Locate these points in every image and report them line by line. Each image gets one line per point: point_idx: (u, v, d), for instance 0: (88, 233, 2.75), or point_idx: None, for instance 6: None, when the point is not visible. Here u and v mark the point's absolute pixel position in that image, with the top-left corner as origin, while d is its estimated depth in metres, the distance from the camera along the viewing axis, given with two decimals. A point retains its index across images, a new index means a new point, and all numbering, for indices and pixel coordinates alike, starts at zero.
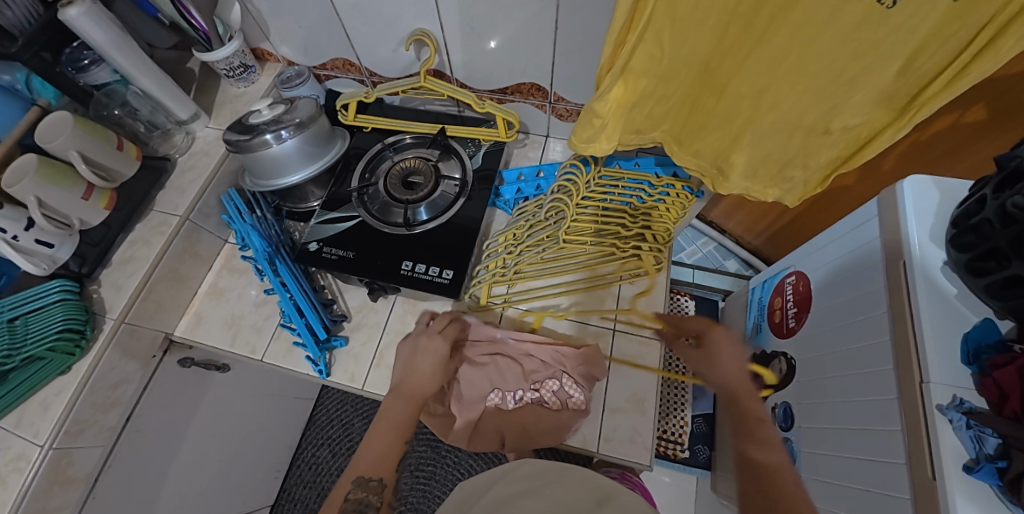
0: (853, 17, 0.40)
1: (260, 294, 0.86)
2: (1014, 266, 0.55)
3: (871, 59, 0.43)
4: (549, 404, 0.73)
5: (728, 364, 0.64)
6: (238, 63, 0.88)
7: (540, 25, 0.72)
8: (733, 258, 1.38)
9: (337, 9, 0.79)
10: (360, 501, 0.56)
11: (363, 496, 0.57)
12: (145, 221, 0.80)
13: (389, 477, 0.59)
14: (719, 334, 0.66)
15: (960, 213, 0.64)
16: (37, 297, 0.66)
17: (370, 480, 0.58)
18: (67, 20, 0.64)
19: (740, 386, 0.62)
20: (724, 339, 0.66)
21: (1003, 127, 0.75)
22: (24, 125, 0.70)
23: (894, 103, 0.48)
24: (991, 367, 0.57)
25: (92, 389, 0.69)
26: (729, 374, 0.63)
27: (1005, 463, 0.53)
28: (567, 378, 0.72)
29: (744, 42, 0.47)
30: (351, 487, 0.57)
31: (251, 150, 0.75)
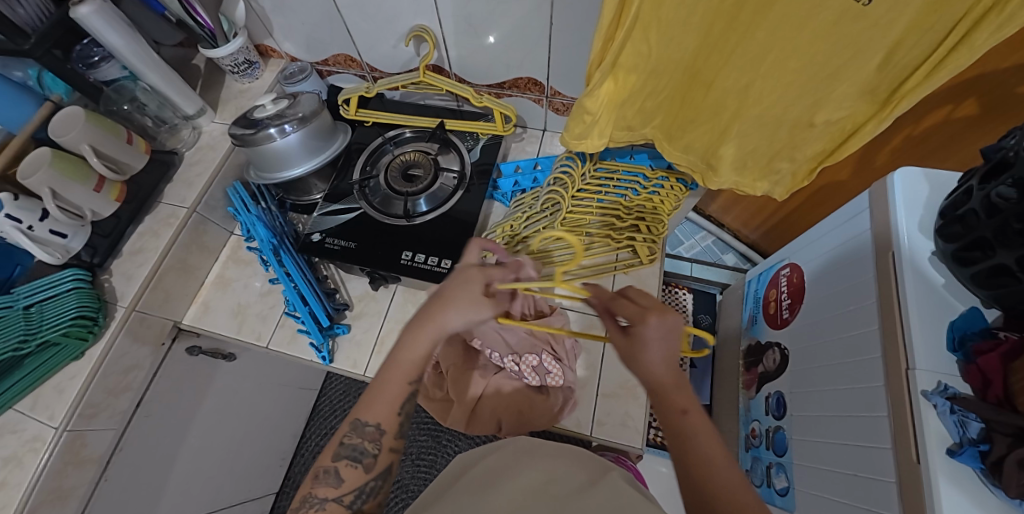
0: (831, 12, 0.42)
1: (265, 284, 0.88)
2: (998, 255, 0.56)
3: (852, 53, 0.45)
4: (528, 379, 0.76)
5: (655, 360, 0.48)
6: (243, 59, 0.90)
7: (535, 20, 0.73)
8: (731, 252, 1.40)
9: (338, 6, 0.81)
10: (354, 446, 0.52)
11: (358, 442, 0.52)
12: (154, 213, 0.83)
13: (389, 423, 0.53)
14: (652, 325, 0.47)
15: (949, 204, 0.64)
16: (51, 285, 0.69)
17: (367, 425, 0.52)
18: (78, 18, 0.66)
19: (665, 380, 0.48)
20: (656, 329, 0.47)
21: (993, 120, 0.76)
22: (38, 120, 0.72)
23: (876, 96, 0.49)
24: (975, 354, 0.59)
25: (104, 374, 0.72)
26: (658, 371, 0.48)
27: (987, 447, 0.54)
28: (547, 355, 0.75)
29: (729, 38, 0.49)
30: (347, 430, 0.52)
31: (255, 144, 0.77)
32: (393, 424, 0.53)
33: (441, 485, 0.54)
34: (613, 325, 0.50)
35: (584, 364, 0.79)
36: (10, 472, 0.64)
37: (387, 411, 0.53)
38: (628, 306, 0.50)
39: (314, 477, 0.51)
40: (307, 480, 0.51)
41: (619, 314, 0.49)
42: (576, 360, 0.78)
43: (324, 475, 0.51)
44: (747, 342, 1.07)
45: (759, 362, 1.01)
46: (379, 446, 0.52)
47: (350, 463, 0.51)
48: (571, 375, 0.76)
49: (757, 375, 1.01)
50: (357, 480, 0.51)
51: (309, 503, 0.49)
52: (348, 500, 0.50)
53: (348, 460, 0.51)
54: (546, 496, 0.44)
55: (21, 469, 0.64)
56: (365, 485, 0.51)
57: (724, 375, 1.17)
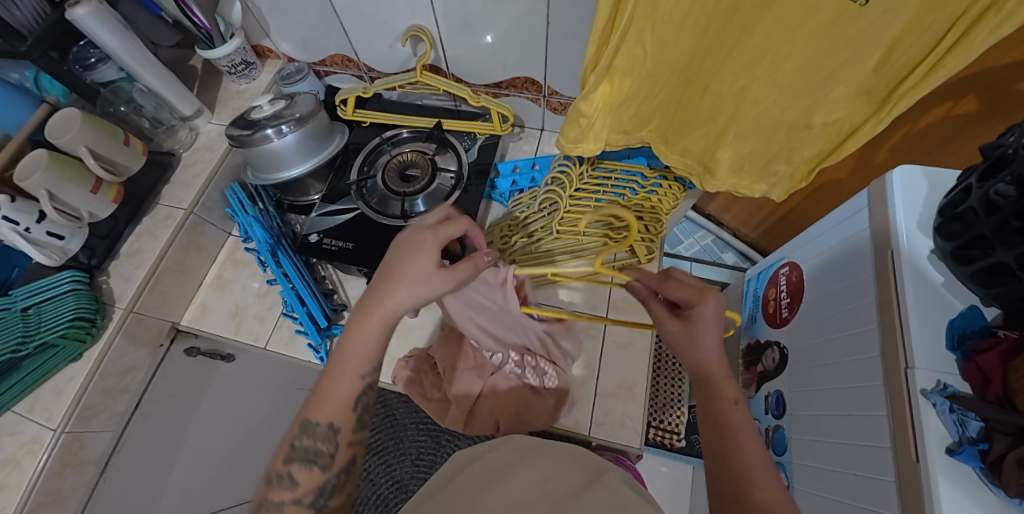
0: (827, 13, 0.41)
1: (263, 285, 0.88)
2: (998, 253, 0.56)
3: (848, 54, 0.45)
4: (529, 380, 0.77)
5: (710, 345, 0.51)
6: (240, 60, 0.90)
7: (532, 20, 0.73)
8: (730, 251, 1.39)
9: (334, 6, 0.81)
10: (308, 447, 0.51)
11: (310, 444, 0.51)
12: (151, 215, 0.83)
13: (341, 421, 0.52)
14: (713, 305, 0.51)
15: (947, 202, 0.64)
16: (49, 287, 0.69)
17: (317, 425, 0.51)
18: (74, 20, 0.66)
19: (717, 368, 0.51)
20: (712, 316, 0.51)
21: (992, 117, 0.76)
22: (35, 122, 0.72)
23: (874, 97, 0.49)
24: (974, 353, 0.59)
25: (102, 375, 0.72)
26: (711, 353, 0.51)
27: (987, 445, 0.54)
28: (546, 362, 0.77)
29: (724, 40, 0.49)
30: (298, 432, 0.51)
31: (252, 145, 0.77)
32: (347, 421, 0.52)
33: (439, 482, 0.55)
34: (665, 311, 0.54)
35: (582, 363, 0.80)
36: (8, 473, 0.64)
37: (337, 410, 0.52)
38: (684, 287, 0.53)
39: (268, 482, 0.51)
40: (262, 485, 0.51)
41: (670, 295, 0.54)
42: (572, 361, 0.79)
43: (279, 479, 0.51)
44: (746, 341, 1.07)
45: (758, 361, 1.00)
46: (334, 445, 0.52)
47: (304, 465, 0.51)
48: (564, 375, 0.77)
49: (756, 375, 1.00)
50: (314, 480, 0.51)
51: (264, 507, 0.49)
52: (308, 499, 0.50)
53: (302, 462, 0.51)
54: (546, 494, 0.44)
55: (20, 470, 0.64)
56: (325, 483, 0.51)
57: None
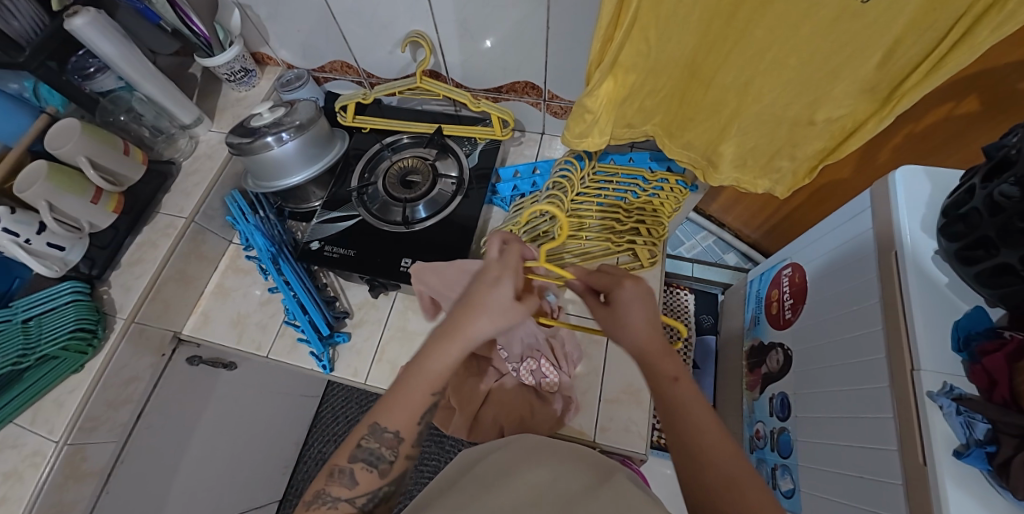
0: (830, 9, 0.41)
1: (264, 293, 0.88)
2: (1002, 254, 0.56)
3: (851, 52, 0.45)
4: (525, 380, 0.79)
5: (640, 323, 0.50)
6: (239, 67, 0.90)
7: (532, 24, 0.73)
8: (732, 252, 1.39)
9: (334, 12, 0.81)
10: (371, 449, 0.48)
11: (375, 447, 0.48)
12: (153, 224, 0.83)
13: (408, 430, 0.49)
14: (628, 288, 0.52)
15: (950, 203, 0.64)
16: (51, 298, 0.69)
17: (386, 432, 0.48)
18: (71, 29, 0.66)
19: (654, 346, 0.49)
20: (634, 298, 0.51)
21: (995, 117, 0.75)
22: (34, 132, 0.72)
23: (876, 94, 0.49)
24: (981, 354, 0.58)
25: (105, 386, 0.72)
26: (639, 331, 0.50)
27: (994, 448, 0.53)
28: (545, 361, 0.78)
29: (728, 36, 0.48)
30: (366, 434, 0.48)
31: (252, 153, 0.77)
32: (411, 431, 0.49)
33: (448, 480, 0.53)
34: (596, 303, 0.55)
35: (585, 368, 0.80)
36: (11, 486, 0.64)
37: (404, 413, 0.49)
38: (605, 276, 0.55)
39: (329, 474, 0.48)
40: (320, 476, 0.48)
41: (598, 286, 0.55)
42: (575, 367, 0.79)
43: (339, 474, 0.47)
44: (750, 342, 1.07)
45: (762, 362, 1.00)
46: (395, 452, 0.49)
47: (364, 466, 0.48)
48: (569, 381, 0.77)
49: (760, 377, 1.00)
50: (371, 483, 0.48)
51: (321, 500, 0.46)
52: (361, 502, 0.47)
53: (364, 463, 0.48)
54: (553, 496, 0.44)
55: (22, 484, 0.64)
56: (379, 489, 0.48)
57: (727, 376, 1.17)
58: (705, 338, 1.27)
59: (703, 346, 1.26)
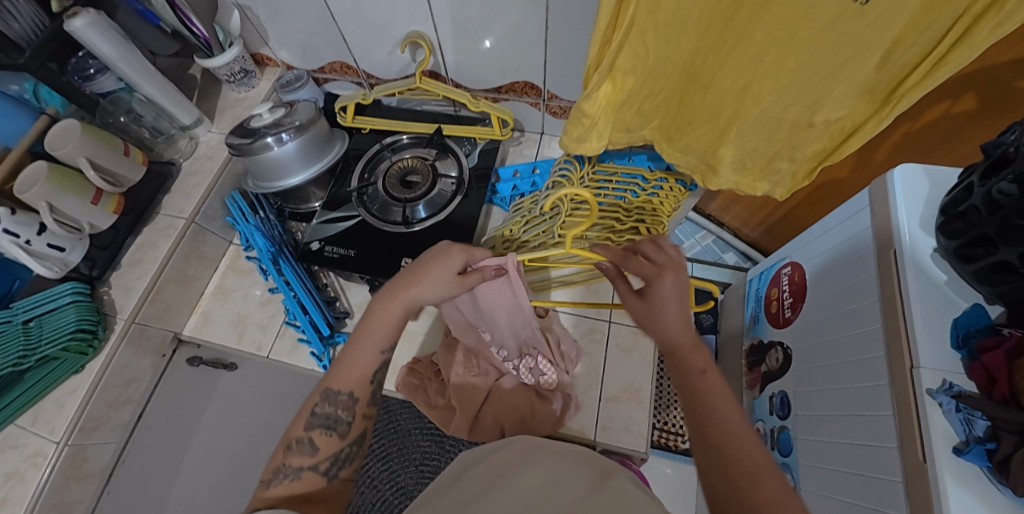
0: (829, 11, 0.41)
1: (265, 293, 0.88)
2: (1001, 251, 0.56)
3: (850, 53, 0.45)
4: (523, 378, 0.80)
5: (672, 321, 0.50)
6: (239, 68, 0.90)
7: (530, 24, 0.73)
8: (731, 251, 1.39)
9: (333, 13, 0.81)
10: (328, 414, 0.51)
11: (331, 411, 0.51)
12: (152, 224, 0.83)
13: (362, 392, 0.53)
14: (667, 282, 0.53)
15: (949, 201, 0.64)
16: (51, 298, 0.69)
17: (339, 394, 0.52)
18: (71, 30, 0.66)
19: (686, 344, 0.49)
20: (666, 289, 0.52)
21: (991, 116, 0.75)
22: (34, 134, 0.72)
23: (876, 95, 0.49)
24: (980, 351, 0.58)
25: (106, 386, 0.72)
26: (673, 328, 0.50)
27: (994, 445, 0.53)
28: (542, 357, 0.79)
29: (726, 39, 0.49)
30: (320, 399, 0.51)
31: (252, 153, 0.77)
32: (365, 393, 0.53)
33: (448, 480, 0.54)
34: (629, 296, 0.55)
35: (585, 367, 0.80)
36: (12, 487, 0.64)
37: (358, 380, 0.53)
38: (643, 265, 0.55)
39: (286, 448, 0.49)
40: (279, 451, 0.49)
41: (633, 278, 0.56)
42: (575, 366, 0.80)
43: (297, 446, 0.49)
44: (749, 341, 1.07)
45: (762, 361, 1.00)
46: (352, 414, 0.52)
47: (323, 431, 0.50)
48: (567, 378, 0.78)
49: (760, 375, 1.00)
50: (332, 448, 0.50)
51: (282, 473, 0.47)
52: (324, 467, 0.49)
53: (323, 428, 0.50)
54: (552, 494, 0.44)
55: (23, 484, 0.64)
56: (341, 452, 0.51)
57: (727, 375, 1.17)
58: (706, 337, 1.27)
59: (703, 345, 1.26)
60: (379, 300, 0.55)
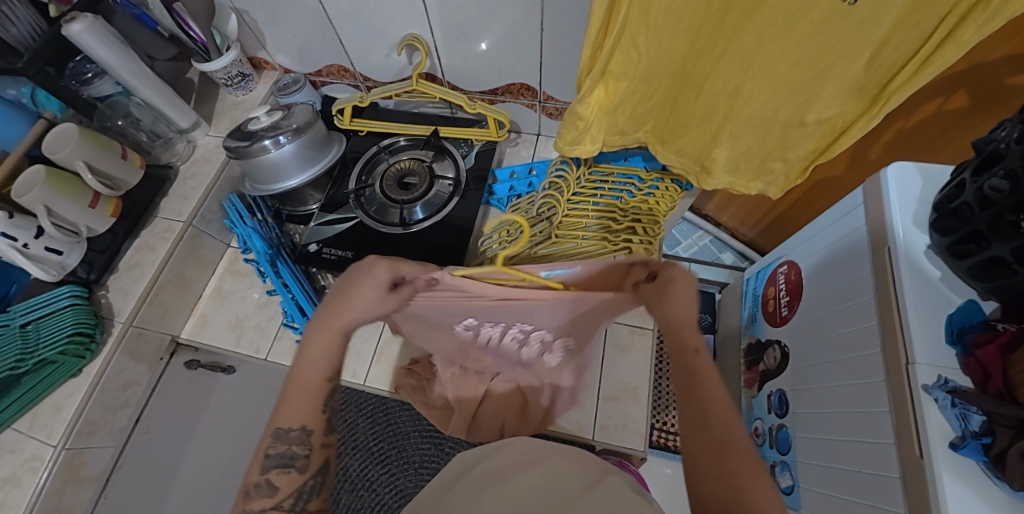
0: (818, 12, 0.42)
1: (263, 296, 0.89)
2: (994, 247, 0.56)
3: (839, 53, 0.45)
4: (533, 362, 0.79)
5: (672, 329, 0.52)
6: (236, 72, 0.90)
7: (526, 26, 0.74)
8: (728, 251, 1.40)
9: (329, 16, 0.81)
10: (283, 453, 0.48)
11: (286, 449, 0.48)
12: (149, 228, 0.83)
13: (314, 423, 0.50)
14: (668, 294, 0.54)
15: (942, 198, 0.65)
16: (47, 302, 0.68)
17: (290, 431, 0.49)
18: (69, 35, 0.66)
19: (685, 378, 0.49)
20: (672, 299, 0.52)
21: (986, 111, 0.75)
22: (31, 138, 0.72)
23: (865, 94, 0.50)
24: (974, 347, 0.59)
25: (103, 390, 0.72)
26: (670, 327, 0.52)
27: (990, 439, 0.54)
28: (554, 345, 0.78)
29: (717, 41, 0.49)
30: (270, 441, 0.48)
31: (250, 156, 0.77)
32: (320, 423, 0.50)
33: (445, 481, 0.54)
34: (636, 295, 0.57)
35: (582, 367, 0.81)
36: (9, 492, 0.63)
37: (311, 412, 0.50)
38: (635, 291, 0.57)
39: (245, 493, 0.47)
40: (237, 500, 0.48)
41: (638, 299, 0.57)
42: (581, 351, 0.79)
43: (257, 489, 0.48)
44: (747, 340, 1.07)
45: (759, 360, 1.01)
46: (310, 447, 0.49)
47: (281, 470, 0.48)
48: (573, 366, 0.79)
49: (758, 374, 1.01)
50: (294, 482, 0.48)
51: None
52: (289, 503, 0.47)
53: (279, 467, 0.48)
54: (549, 493, 0.45)
55: (20, 489, 0.63)
56: (305, 485, 0.49)
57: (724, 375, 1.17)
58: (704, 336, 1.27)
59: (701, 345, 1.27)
60: (311, 330, 0.51)
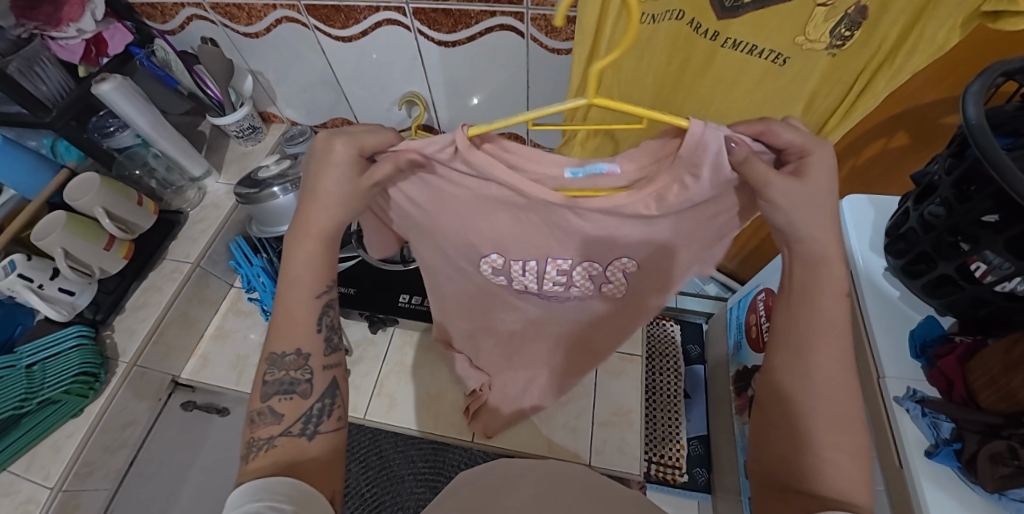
0: (756, 73, 0.52)
1: (263, 334, 0.92)
2: (940, 266, 0.61)
3: (780, 104, 0.54)
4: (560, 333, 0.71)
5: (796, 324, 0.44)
6: (248, 125, 0.97)
7: (514, 86, 0.83)
8: (712, 283, 1.35)
9: (338, 76, 0.90)
10: (282, 380, 0.46)
11: (285, 376, 0.46)
12: (158, 270, 0.86)
13: (311, 348, 0.47)
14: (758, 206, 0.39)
15: (892, 225, 0.71)
16: (54, 342, 0.70)
17: (286, 357, 0.46)
18: (98, 93, 0.73)
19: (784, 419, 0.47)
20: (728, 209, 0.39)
21: (928, 144, 0.80)
22: (54, 187, 0.77)
23: (806, 135, 0.58)
24: (936, 359, 0.61)
25: (102, 431, 0.72)
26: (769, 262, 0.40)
27: (960, 445, 0.54)
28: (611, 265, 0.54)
29: (678, 94, 0.58)
30: (268, 368, 0.46)
31: (260, 201, 0.83)
32: (316, 345, 0.48)
33: (445, 497, 0.56)
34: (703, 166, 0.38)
35: (577, 394, 0.84)
36: None
37: (306, 333, 0.47)
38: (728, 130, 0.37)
39: (252, 422, 0.44)
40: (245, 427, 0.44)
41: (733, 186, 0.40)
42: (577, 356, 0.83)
43: (263, 419, 0.45)
44: (735, 369, 1.02)
45: (748, 387, 0.94)
46: (311, 372, 0.47)
47: (283, 398, 0.45)
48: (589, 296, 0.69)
49: (748, 401, 0.94)
50: (300, 410, 0.45)
51: (257, 446, 0.42)
52: (299, 428, 0.44)
53: (282, 395, 0.45)
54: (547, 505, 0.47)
55: None
56: (311, 409, 0.46)
57: (721, 391, 1.12)
58: (694, 367, 1.27)
59: (691, 377, 1.26)
60: None
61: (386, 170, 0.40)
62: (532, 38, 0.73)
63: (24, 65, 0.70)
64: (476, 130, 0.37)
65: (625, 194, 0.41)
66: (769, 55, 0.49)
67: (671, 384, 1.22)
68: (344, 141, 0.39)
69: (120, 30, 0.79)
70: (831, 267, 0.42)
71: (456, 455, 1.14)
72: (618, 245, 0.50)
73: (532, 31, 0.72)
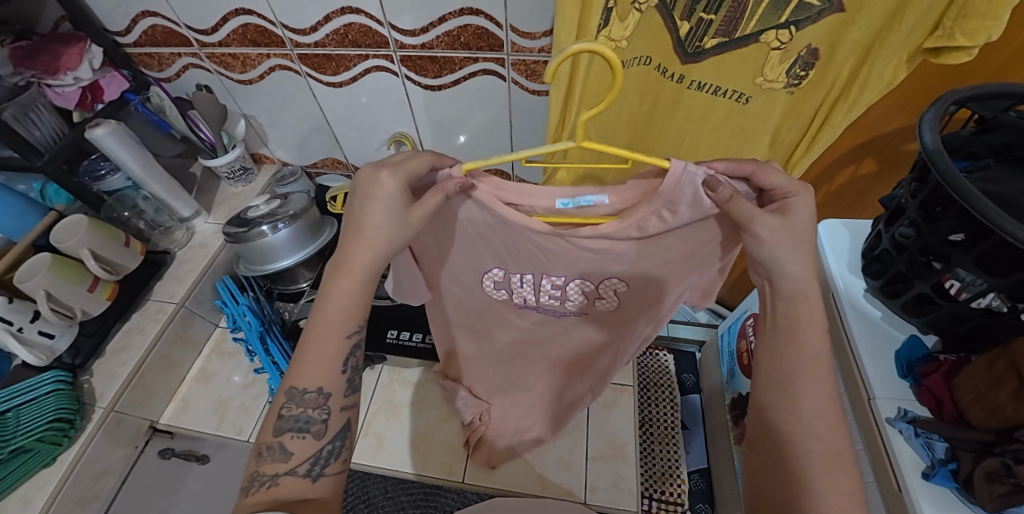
0: (721, 110, 0.55)
1: (248, 375, 0.89)
2: (916, 285, 0.61)
3: (747, 137, 0.57)
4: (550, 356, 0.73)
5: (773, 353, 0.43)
6: (239, 166, 0.99)
7: (497, 125, 0.87)
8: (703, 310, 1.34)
9: (328, 119, 0.93)
10: (298, 416, 0.46)
11: (299, 412, 0.46)
12: (142, 310, 0.85)
13: (332, 387, 0.47)
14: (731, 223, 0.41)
15: (867, 247, 0.71)
16: (30, 388, 0.68)
17: (305, 393, 0.45)
18: (92, 137, 0.74)
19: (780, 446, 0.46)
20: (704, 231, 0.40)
21: (895, 170, 0.84)
22: (40, 229, 0.77)
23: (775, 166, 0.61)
24: (923, 377, 0.61)
25: (74, 481, 0.69)
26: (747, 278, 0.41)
27: (955, 465, 0.53)
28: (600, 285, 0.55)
29: (651, 132, 0.61)
30: (285, 401, 0.45)
31: (247, 240, 0.83)
32: (338, 386, 0.47)
33: None
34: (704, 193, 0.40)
35: (570, 428, 0.82)
36: None
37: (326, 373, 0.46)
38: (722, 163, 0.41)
39: (257, 453, 0.45)
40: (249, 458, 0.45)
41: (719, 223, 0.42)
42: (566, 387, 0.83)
43: (268, 451, 0.45)
44: (732, 397, 1.00)
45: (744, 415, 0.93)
46: (327, 412, 0.47)
47: (295, 435, 0.45)
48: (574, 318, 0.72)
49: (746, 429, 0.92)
50: (309, 449, 0.45)
51: (258, 480, 0.43)
52: (303, 469, 0.45)
53: (294, 431, 0.45)
54: None
55: None
56: (322, 450, 0.46)
57: (719, 421, 1.09)
58: (691, 397, 1.24)
59: (689, 408, 1.24)
60: None
61: (435, 202, 0.41)
62: (514, 82, 0.77)
63: (20, 111, 0.71)
64: (470, 167, 0.40)
65: (613, 223, 0.43)
66: (733, 94, 0.53)
67: (669, 416, 1.19)
68: (394, 176, 0.40)
69: (116, 77, 0.83)
70: (803, 294, 0.43)
71: (449, 499, 1.09)
72: (600, 270, 0.51)
73: (513, 75, 0.76)
